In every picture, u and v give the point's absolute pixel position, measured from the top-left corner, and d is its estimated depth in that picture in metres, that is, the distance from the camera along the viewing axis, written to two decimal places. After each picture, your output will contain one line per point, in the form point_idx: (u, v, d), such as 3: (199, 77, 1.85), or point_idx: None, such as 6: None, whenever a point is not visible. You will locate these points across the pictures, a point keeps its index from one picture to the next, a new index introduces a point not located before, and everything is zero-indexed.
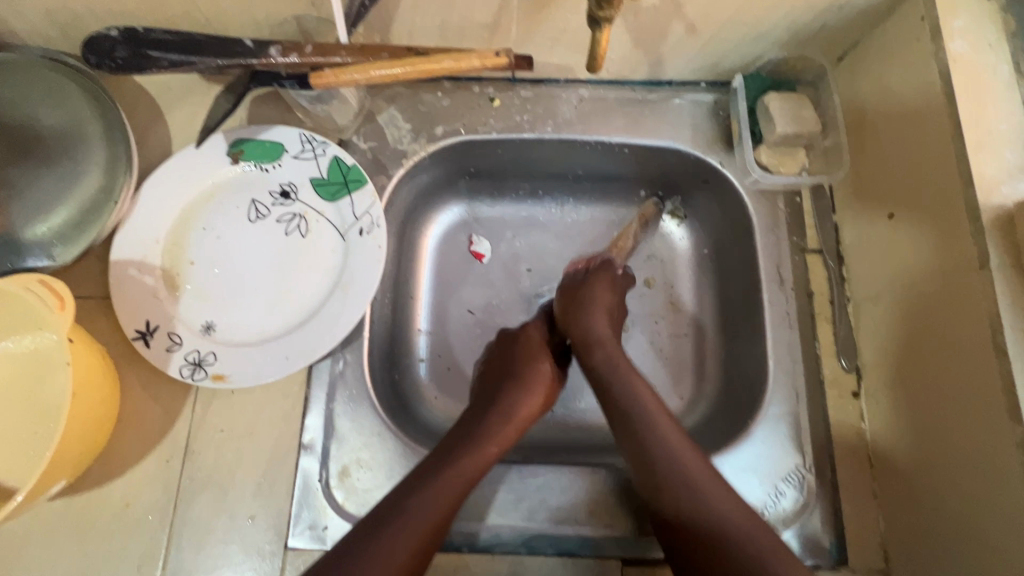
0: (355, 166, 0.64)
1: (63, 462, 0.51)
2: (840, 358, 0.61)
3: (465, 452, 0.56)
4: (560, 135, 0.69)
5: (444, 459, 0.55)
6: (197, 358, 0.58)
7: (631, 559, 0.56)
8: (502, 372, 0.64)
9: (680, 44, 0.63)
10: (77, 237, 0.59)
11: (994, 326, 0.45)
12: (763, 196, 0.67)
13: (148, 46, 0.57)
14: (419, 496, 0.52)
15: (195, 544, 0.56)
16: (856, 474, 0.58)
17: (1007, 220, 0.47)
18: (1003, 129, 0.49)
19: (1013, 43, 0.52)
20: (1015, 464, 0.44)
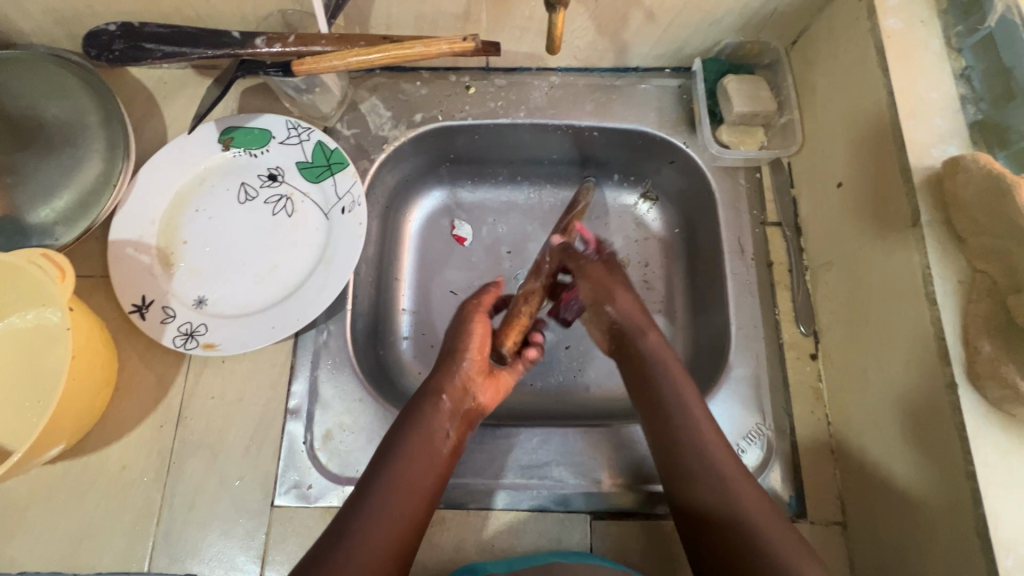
0: (338, 150, 0.68)
1: (64, 422, 0.55)
2: (799, 324, 0.64)
3: (428, 416, 0.55)
4: (532, 119, 0.73)
5: (409, 424, 0.55)
6: (189, 329, 0.62)
7: (600, 513, 0.59)
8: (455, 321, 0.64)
9: (641, 31, 0.67)
10: (79, 219, 0.63)
11: (925, 278, 0.49)
12: (724, 172, 0.70)
13: (145, 40, 0.61)
14: (391, 464, 0.52)
15: (187, 502, 0.59)
16: (813, 431, 0.61)
17: (936, 179, 0.50)
18: (933, 98, 0.53)
19: (944, 20, 0.57)
20: (945, 403, 0.46)
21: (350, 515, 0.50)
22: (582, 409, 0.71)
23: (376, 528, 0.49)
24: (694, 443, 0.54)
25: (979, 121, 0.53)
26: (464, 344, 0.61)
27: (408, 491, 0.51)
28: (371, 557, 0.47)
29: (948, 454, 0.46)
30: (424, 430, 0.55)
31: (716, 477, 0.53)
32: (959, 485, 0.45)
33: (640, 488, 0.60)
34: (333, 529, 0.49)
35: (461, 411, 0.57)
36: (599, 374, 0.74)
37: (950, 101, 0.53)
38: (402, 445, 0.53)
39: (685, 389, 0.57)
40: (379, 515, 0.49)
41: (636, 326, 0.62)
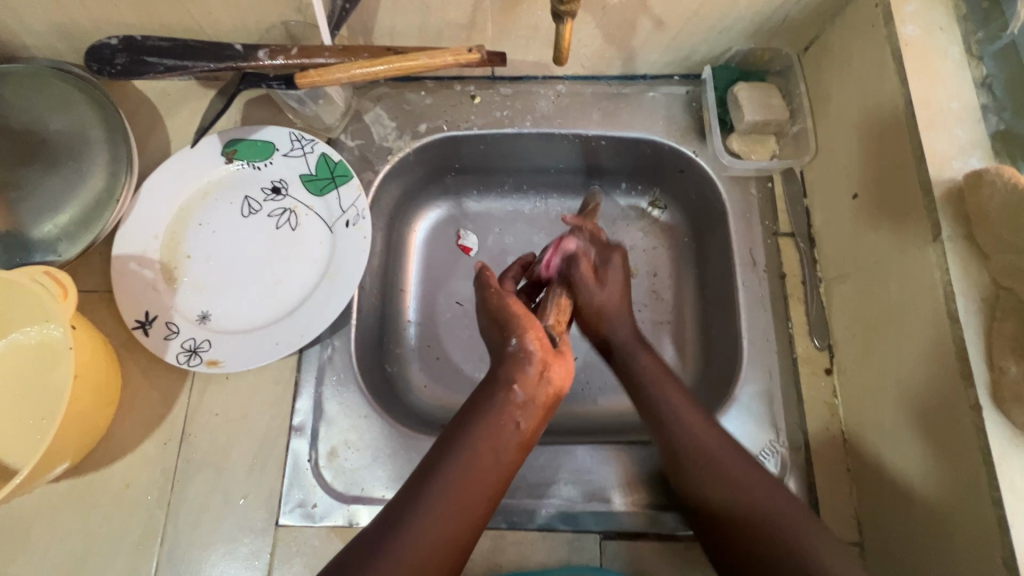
0: (342, 162, 0.67)
1: (67, 442, 0.54)
2: (813, 338, 0.63)
3: (496, 409, 0.51)
4: (539, 129, 0.72)
5: (472, 420, 0.51)
6: (192, 345, 0.61)
7: (610, 533, 0.58)
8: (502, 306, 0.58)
9: (650, 39, 0.66)
10: (82, 234, 0.63)
11: (947, 295, 0.47)
12: (735, 182, 0.69)
13: (149, 54, 0.61)
14: (453, 456, 0.49)
15: (191, 521, 0.58)
16: (828, 449, 0.59)
17: (957, 192, 0.49)
18: (954, 107, 0.51)
19: (963, 26, 0.55)
20: (968, 425, 0.45)
21: (409, 505, 0.47)
22: (591, 424, 0.70)
23: (435, 524, 0.46)
24: (698, 456, 0.54)
25: (1002, 131, 0.51)
26: (520, 331, 0.54)
27: (460, 496, 0.48)
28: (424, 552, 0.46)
29: (973, 478, 0.44)
30: (492, 423, 0.50)
31: (715, 469, 0.53)
32: (984, 511, 0.43)
33: (651, 508, 0.59)
34: (385, 517, 0.47)
35: (533, 407, 0.52)
36: (607, 387, 0.72)
37: (971, 111, 0.51)
38: (468, 436, 0.50)
39: (677, 402, 0.56)
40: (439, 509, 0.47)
41: (633, 347, 0.61)
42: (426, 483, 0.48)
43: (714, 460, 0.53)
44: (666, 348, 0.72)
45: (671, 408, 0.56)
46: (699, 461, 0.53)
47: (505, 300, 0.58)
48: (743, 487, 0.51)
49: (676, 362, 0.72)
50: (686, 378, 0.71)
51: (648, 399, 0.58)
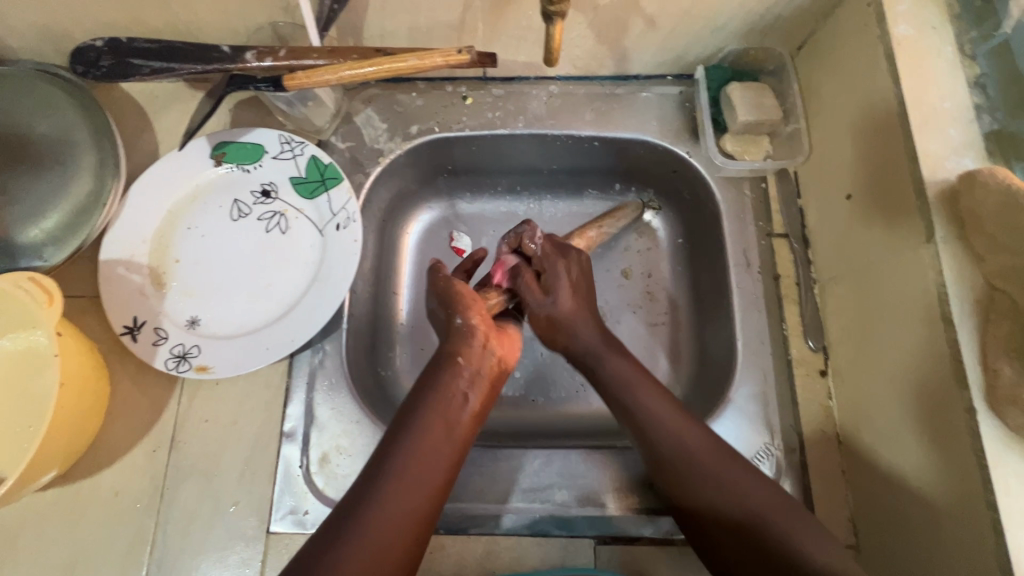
0: (332, 165, 0.66)
1: (54, 451, 0.54)
2: (807, 339, 0.62)
3: (444, 386, 0.54)
4: (531, 129, 0.71)
5: (421, 400, 0.53)
6: (181, 351, 0.60)
7: (605, 537, 0.57)
8: (439, 295, 0.62)
9: (642, 38, 0.65)
10: (69, 238, 0.62)
11: (941, 297, 0.47)
12: (728, 183, 0.68)
13: (133, 55, 0.60)
14: (404, 433, 0.50)
15: (182, 529, 0.58)
16: (824, 451, 0.59)
17: (951, 193, 0.48)
18: (947, 107, 0.51)
19: (957, 25, 0.55)
20: (963, 427, 0.45)
21: (364, 488, 0.47)
22: (586, 426, 0.70)
23: (391, 498, 0.47)
24: (646, 416, 0.55)
25: (996, 131, 0.51)
26: (464, 309, 0.59)
27: (414, 473, 0.48)
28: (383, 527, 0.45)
29: (968, 481, 0.44)
30: (438, 400, 0.53)
31: (672, 437, 0.53)
32: (979, 514, 0.43)
33: (645, 512, 0.58)
34: (347, 501, 0.47)
35: (476, 381, 0.56)
36: None
37: (964, 110, 0.51)
38: (418, 412, 0.52)
39: (624, 365, 0.59)
40: (394, 483, 0.47)
41: (594, 351, 0.61)
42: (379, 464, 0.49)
43: (665, 425, 0.54)
44: (660, 350, 0.72)
45: (617, 369, 0.59)
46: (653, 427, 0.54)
47: (450, 283, 0.62)
48: (711, 471, 0.51)
49: (670, 364, 0.71)
50: (680, 380, 0.70)
51: (620, 399, 0.57)
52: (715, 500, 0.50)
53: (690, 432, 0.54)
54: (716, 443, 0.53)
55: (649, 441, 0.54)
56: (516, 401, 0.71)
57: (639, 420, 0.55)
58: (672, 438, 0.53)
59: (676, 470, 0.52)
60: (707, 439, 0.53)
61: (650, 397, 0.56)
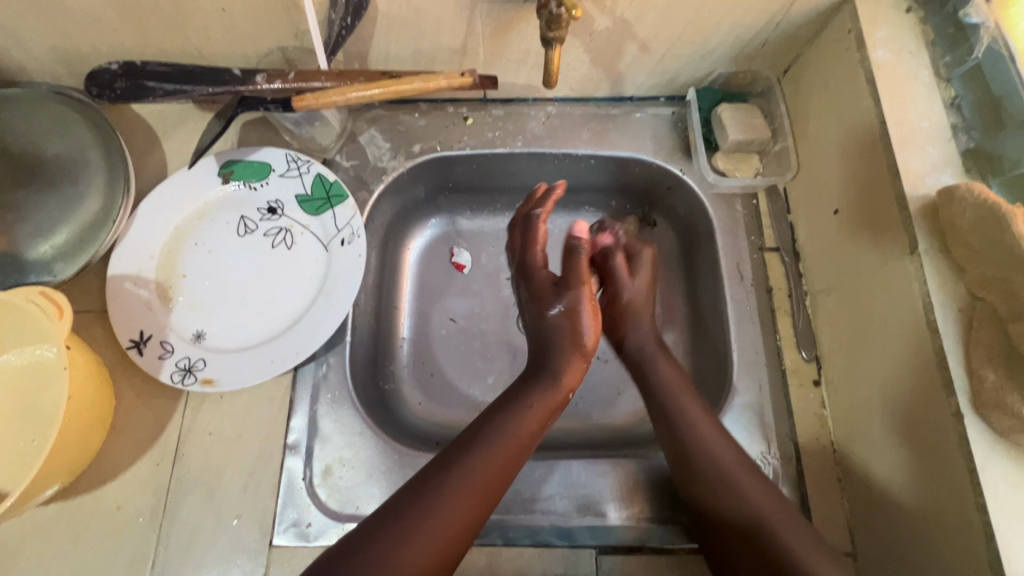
0: (337, 183, 0.68)
1: (58, 465, 0.54)
2: (800, 350, 0.64)
3: (530, 405, 0.57)
4: (530, 148, 0.74)
5: (503, 415, 0.56)
6: (187, 364, 0.61)
7: (606, 547, 0.58)
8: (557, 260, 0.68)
9: (635, 62, 0.68)
10: (77, 254, 0.63)
11: (926, 307, 0.49)
12: (721, 199, 0.71)
13: (146, 78, 0.62)
14: (491, 429, 0.54)
15: (184, 542, 0.58)
16: (820, 460, 0.60)
17: (932, 208, 0.51)
18: (925, 127, 0.54)
19: (932, 51, 0.58)
20: (951, 432, 0.46)
21: (423, 491, 0.49)
22: (584, 438, 0.70)
23: (468, 492, 0.50)
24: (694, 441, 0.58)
25: (972, 149, 0.54)
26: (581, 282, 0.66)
27: (483, 485, 0.51)
28: (452, 519, 0.48)
29: (957, 485, 0.45)
30: (519, 418, 0.56)
31: (710, 451, 0.57)
32: (970, 518, 0.44)
33: (646, 522, 0.59)
34: (418, 479, 0.51)
35: (552, 410, 0.59)
36: (600, 401, 0.73)
37: (942, 130, 0.54)
38: (511, 413, 0.56)
39: (668, 376, 0.64)
40: (476, 473, 0.51)
41: (652, 353, 0.67)
42: (465, 453, 0.52)
43: (709, 441, 0.58)
44: None
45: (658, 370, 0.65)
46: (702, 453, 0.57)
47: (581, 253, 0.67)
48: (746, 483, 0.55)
49: None
50: None
51: (653, 386, 0.64)
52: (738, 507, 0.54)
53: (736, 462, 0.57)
54: (751, 470, 0.57)
55: (689, 453, 0.58)
56: None
57: (677, 427, 0.60)
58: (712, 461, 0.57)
59: (711, 485, 0.56)
60: (752, 474, 0.56)
61: (694, 415, 0.60)
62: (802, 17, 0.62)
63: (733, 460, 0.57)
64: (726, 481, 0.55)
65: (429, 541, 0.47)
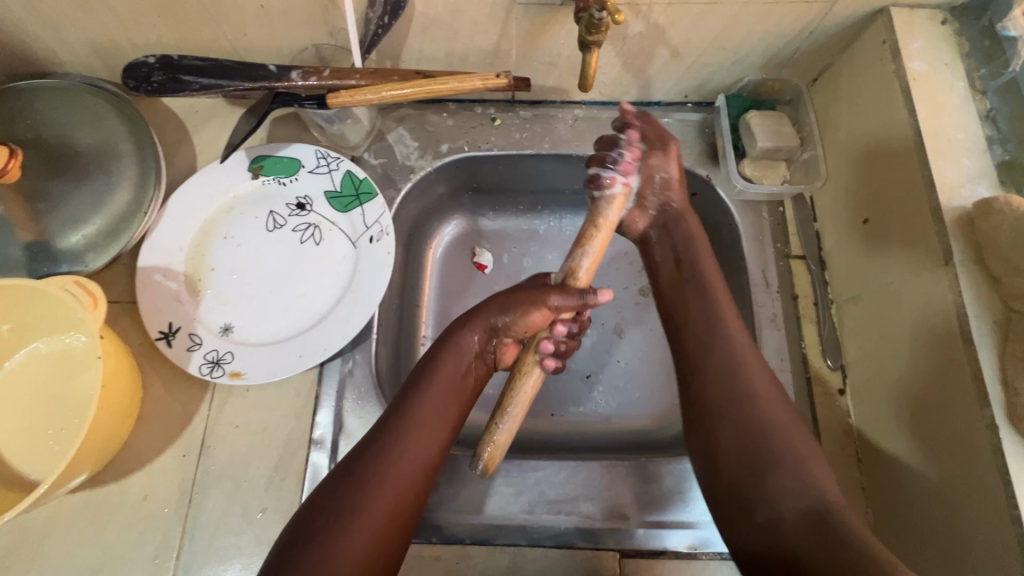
0: (366, 180, 0.69)
1: (90, 454, 0.54)
2: (826, 358, 0.64)
3: (442, 375, 0.57)
4: (557, 150, 0.74)
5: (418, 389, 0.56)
6: (215, 357, 0.62)
7: (628, 551, 0.58)
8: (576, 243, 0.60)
9: (666, 68, 0.69)
10: (109, 245, 0.64)
11: (960, 318, 0.49)
12: (748, 205, 0.71)
13: (183, 72, 0.62)
14: (428, 384, 0.56)
15: (209, 534, 0.58)
16: (844, 469, 0.60)
17: (967, 218, 0.51)
18: (960, 138, 0.55)
19: (967, 63, 0.59)
20: (985, 444, 0.46)
21: (346, 477, 0.49)
22: (604, 441, 0.71)
23: (388, 474, 0.49)
24: (726, 395, 0.53)
25: (1007, 161, 0.54)
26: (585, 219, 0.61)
27: (410, 460, 0.51)
28: (383, 496, 0.48)
29: (990, 497, 0.45)
30: (433, 387, 0.56)
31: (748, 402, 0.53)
32: (1003, 531, 0.44)
33: (669, 526, 0.59)
34: (343, 466, 0.50)
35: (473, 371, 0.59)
36: (620, 404, 0.73)
37: (976, 142, 0.55)
38: (429, 381, 0.56)
39: (722, 315, 0.58)
40: (418, 433, 0.52)
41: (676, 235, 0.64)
42: (404, 413, 0.53)
43: (763, 385, 0.54)
44: None
45: (711, 310, 0.59)
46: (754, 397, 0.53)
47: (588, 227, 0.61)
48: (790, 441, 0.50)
49: None
50: None
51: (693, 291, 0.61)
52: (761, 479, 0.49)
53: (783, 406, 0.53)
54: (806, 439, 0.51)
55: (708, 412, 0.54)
56: (536, 415, 0.72)
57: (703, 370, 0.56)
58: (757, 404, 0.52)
59: (729, 443, 0.52)
60: (795, 424, 0.52)
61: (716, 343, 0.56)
62: (835, 26, 0.62)
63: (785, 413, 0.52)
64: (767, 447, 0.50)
65: (360, 533, 0.46)
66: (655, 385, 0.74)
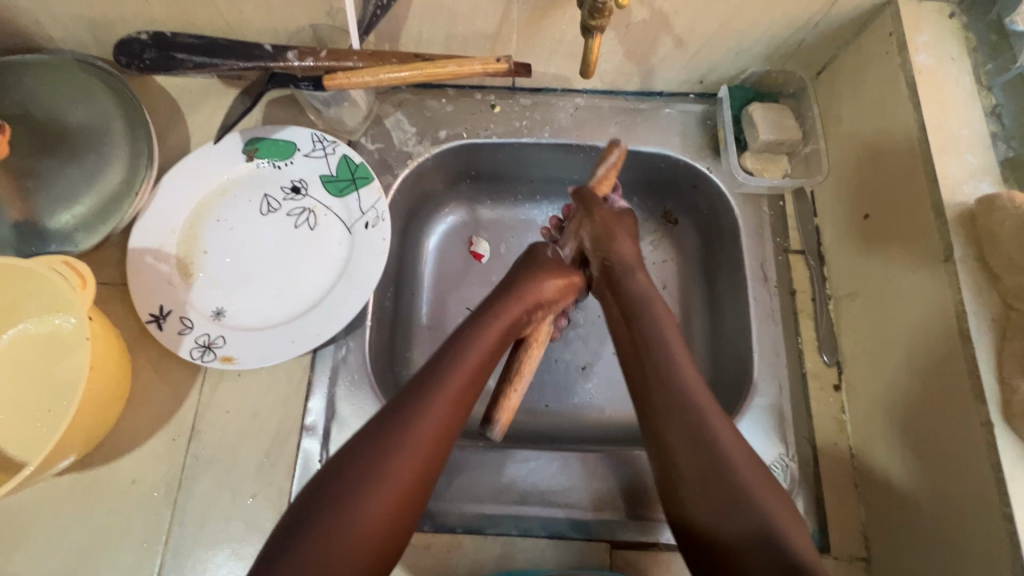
0: (363, 165, 0.68)
1: (79, 437, 0.54)
2: (822, 354, 0.64)
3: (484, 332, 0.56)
4: (556, 139, 0.73)
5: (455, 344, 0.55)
6: (207, 341, 0.61)
7: (620, 542, 0.58)
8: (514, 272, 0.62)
9: (669, 57, 0.68)
10: (99, 225, 0.62)
11: (959, 315, 0.49)
12: (747, 198, 0.70)
13: (176, 50, 0.61)
14: (470, 338, 0.55)
15: (198, 519, 0.57)
16: (837, 464, 0.60)
17: (969, 215, 0.51)
18: (964, 134, 0.54)
19: (974, 58, 0.58)
20: (980, 442, 0.46)
21: (382, 427, 0.48)
22: (596, 432, 0.70)
23: (429, 421, 0.48)
24: (674, 438, 0.48)
25: (1010, 158, 0.54)
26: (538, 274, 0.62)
27: (452, 411, 0.50)
28: (417, 446, 0.47)
29: (983, 494, 0.46)
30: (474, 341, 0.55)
31: (703, 436, 0.48)
32: (994, 528, 0.44)
33: (661, 518, 0.59)
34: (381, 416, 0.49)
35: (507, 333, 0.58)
36: (615, 396, 0.73)
37: (981, 138, 0.54)
38: (474, 335, 0.55)
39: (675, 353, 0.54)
40: (449, 399, 0.50)
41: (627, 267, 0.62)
42: (428, 386, 0.50)
43: (718, 430, 0.48)
44: None
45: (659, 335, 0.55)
46: (711, 434, 0.48)
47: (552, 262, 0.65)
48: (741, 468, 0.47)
49: None
50: None
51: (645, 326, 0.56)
52: (719, 507, 0.45)
53: (739, 446, 0.48)
54: (760, 470, 0.47)
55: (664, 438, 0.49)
56: (530, 406, 0.72)
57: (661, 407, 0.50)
58: (708, 441, 0.48)
59: (692, 467, 0.47)
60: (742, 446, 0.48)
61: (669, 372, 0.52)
62: (841, 18, 0.61)
63: (732, 442, 0.48)
64: (721, 468, 0.46)
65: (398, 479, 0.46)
66: None
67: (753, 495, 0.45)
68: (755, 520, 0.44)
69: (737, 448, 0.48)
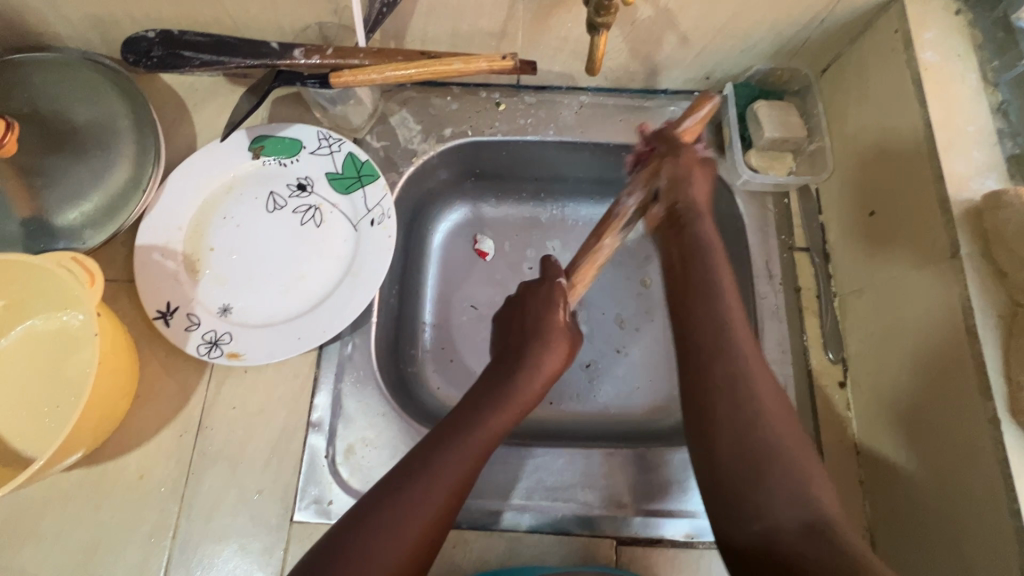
0: (368, 162, 0.68)
1: (87, 432, 0.54)
2: (827, 351, 0.64)
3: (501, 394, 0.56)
4: (561, 136, 0.73)
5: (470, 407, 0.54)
6: (213, 337, 0.61)
7: (625, 538, 0.58)
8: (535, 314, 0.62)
9: (674, 54, 0.68)
10: (106, 222, 0.62)
11: (965, 311, 0.49)
12: (752, 196, 0.70)
13: (183, 48, 0.61)
14: (487, 402, 0.55)
15: (205, 514, 0.58)
16: (842, 461, 0.60)
17: (975, 212, 0.51)
18: (971, 130, 0.54)
19: (979, 55, 0.58)
20: (986, 438, 0.46)
21: (396, 484, 0.48)
22: (600, 429, 0.70)
23: (440, 486, 0.48)
24: (730, 392, 0.49)
25: (1016, 155, 0.54)
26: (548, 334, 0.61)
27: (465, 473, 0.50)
28: (427, 508, 0.47)
29: (989, 489, 0.46)
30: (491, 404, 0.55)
31: (750, 400, 0.48)
32: (1000, 523, 0.44)
33: (667, 514, 0.59)
34: (403, 464, 0.50)
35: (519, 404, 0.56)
36: (619, 393, 0.73)
37: (987, 134, 0.54)
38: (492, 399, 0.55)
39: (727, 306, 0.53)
40: (460, 459, 0.50)
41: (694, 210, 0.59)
42: (446, 443, 0.51)
43: (764, 399, 0.49)
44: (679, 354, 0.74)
45: (718, 309, 0.53)
46: (762, 415, 0.48)
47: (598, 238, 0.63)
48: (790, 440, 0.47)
49: None
50: None
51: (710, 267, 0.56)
52: (767, 494, 0.45)
53: (787, 433, 0.48)
54: (803, 440, 0.48)
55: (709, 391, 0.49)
56: None
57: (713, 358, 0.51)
58: (754, 414, 0.48)
59: (748, 443, 0.47)
60: (791, 426, 0.48)
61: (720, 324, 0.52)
62: (848, 15, 0.61)
63: (782, 426, 0.48)
64: (769, 445, 0.47)
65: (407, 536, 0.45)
66: (654, 375, 0.74)
67: (801, 475, 0.45)
68: (793, 495, 0.45)
69: (786, 425, 0.48)
